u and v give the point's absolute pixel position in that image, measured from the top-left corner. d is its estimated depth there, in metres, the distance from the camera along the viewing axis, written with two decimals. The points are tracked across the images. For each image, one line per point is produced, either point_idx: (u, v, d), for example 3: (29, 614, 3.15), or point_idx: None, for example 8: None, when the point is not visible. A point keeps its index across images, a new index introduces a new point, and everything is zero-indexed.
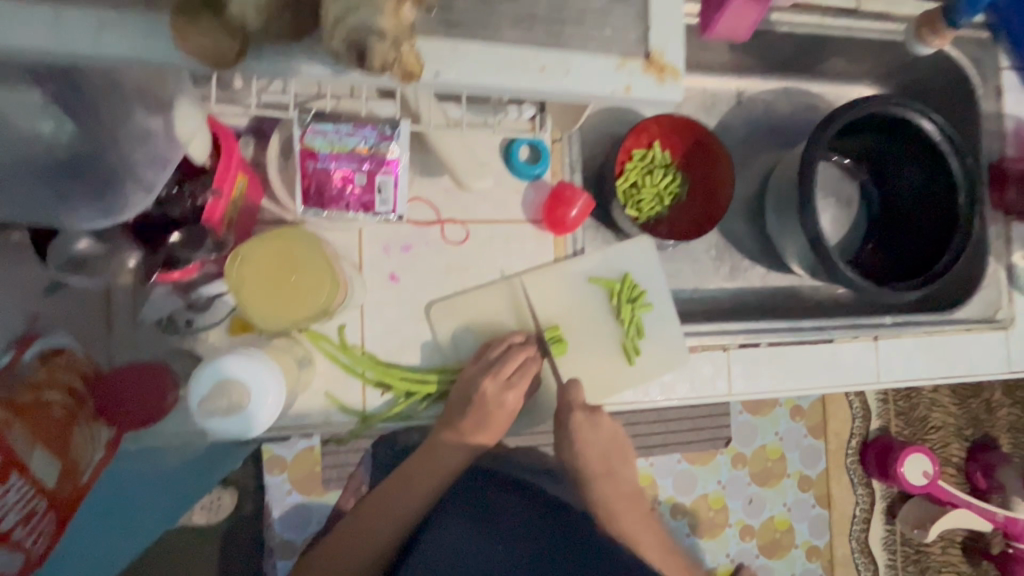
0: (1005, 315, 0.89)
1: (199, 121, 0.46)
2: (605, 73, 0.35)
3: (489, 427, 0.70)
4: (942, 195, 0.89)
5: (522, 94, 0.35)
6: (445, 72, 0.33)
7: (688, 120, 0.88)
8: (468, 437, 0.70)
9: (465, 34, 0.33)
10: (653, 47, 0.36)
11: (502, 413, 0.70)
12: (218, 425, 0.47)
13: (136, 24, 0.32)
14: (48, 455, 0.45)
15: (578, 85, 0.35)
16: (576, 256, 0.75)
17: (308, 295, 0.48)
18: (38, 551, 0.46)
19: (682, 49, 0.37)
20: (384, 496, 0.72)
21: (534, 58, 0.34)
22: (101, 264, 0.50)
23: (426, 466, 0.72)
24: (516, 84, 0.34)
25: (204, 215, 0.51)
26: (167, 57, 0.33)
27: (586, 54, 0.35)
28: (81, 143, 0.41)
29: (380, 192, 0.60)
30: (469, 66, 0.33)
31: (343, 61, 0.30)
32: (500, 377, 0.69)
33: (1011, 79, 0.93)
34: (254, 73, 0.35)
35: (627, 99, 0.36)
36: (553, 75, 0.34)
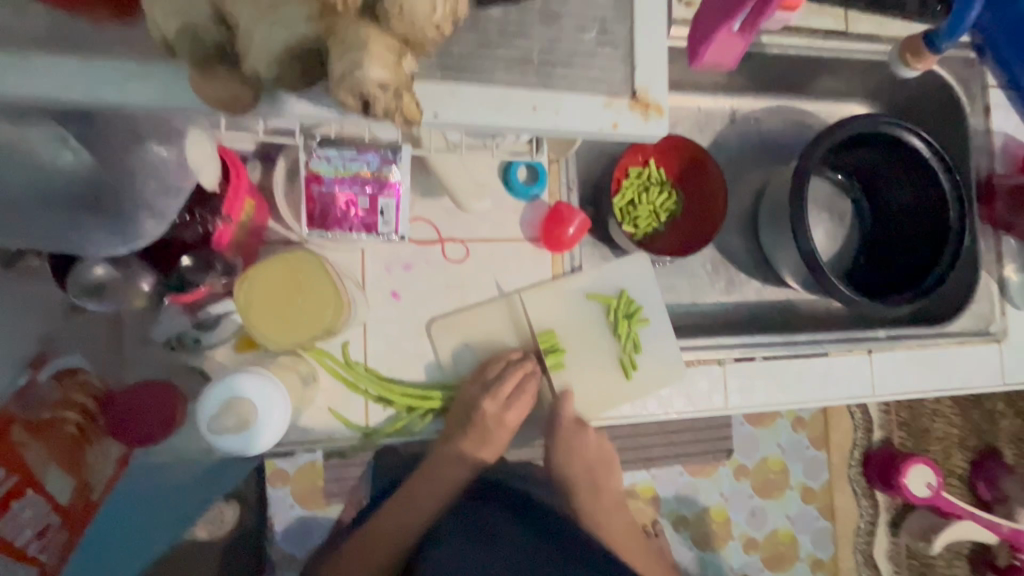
0: (998, 328, 0.91)
1: (208, 151, 0.49)
2: (595, 110, 0.37)
3: (489, 444, 0.73)
4: (933, 211, 0.90)
5: (515, 132, 0.37)
6: (445, 112, 0.35)
7: (681, 140, 0.91)
8: (470, 453, 0.73)
9: (461, 77, 0.35)
10: (638, 86, 0.38)
11: (502, 430, 0.74)
12: (228, 443, 0.49)
13: (152, 72, 0.34)
14: (61, 472, 0.48)
15: (569, 122, 0.37)
16: (574, 273, 0.77)
17: (314, 316, 0.50)
18: (52, 563, 0.48)
19: (666, 87, 0.39)
20: (389, 511, 0.74)
21: (527, 99, 0.36)
22: (116, 289, 0.50)
23: (430, 480, 0.74)
24: (510, 122, 0.36)
25: (216, 239, 0.54)
26: (180, 101, 0.35)
27: (576, 93, 0.37)
28: (98, 174, 0.43)
29: (382, 215, 0.63)
30: (469, 105, 0.35)
31: (349, 110, 0.30)
32: (499, 398, 0.71)
33: (999, 97, 0.95)
34: (263, 114, 0.37)
35: (615, 135, 0.38)
36: (544, 114, 0.36)
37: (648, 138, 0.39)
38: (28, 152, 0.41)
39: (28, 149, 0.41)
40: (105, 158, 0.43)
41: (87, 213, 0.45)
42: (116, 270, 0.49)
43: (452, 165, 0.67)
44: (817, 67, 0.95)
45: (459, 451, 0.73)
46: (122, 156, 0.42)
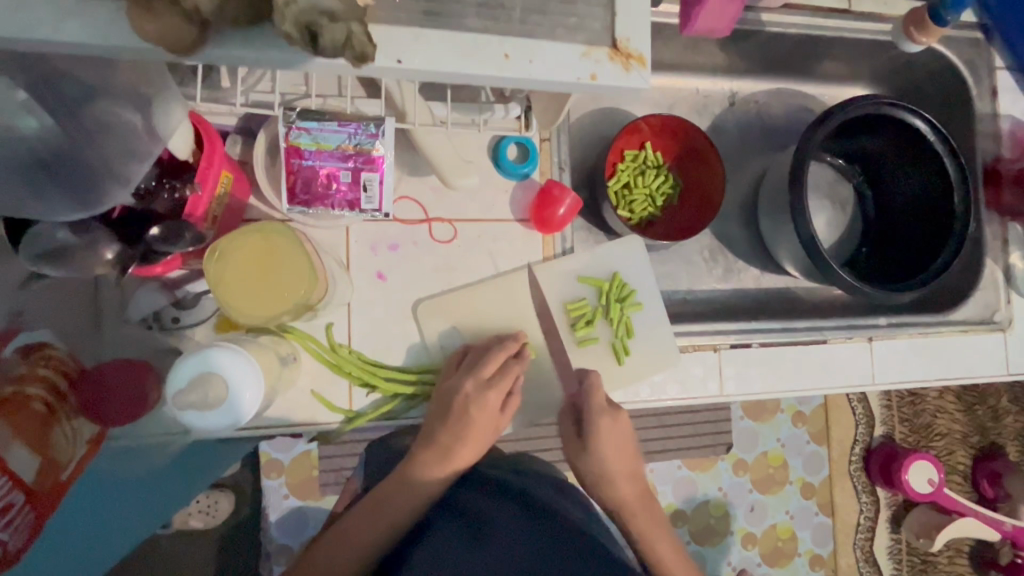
0: (1002, 317, 0.88)
1: (183, 117, 0.48)
2: (573, 60, 0.36)
3: (470, 432, 0.67)
4: (937, 196, 0.88)
5: (490, 82, 0.36)
6: (410, 58, 0.34)
7: (679, 119, 0.87)
8: (449, 454, 0.67)
9: (432, 21, 0.34)
10: (619, 36, 0.37)
11: (484, 418, 0.67)
12: (195, 419, 0.47)
13: (98, 12, 0.33)
14: (26, 450, 0.46)
15: (543, 70, 0.35)
16: (565, 255, 0.75)
17: (287, 289, 0.48)
18: (15, 547, 0.46)
19: (649, 37, 0.38)
20: (356, 522, 0.67)
21: (498, 45, 0.35)
22: (76, 256, 0.47)
23: (401, 488, 0.67)
24: (483, 70, 0.35)
25: (187, 210, 0.51)
26: (126, 42, 0.33)
27: (553, 42, 0.36)
28: (65, 140, 0.41)
29: (366, 190, 0.61)
30: (436, 51, 0.34)
31: (297, 43, 0.31)
32: (482, 379, 0.66)
33: (1007, 79, 0.92)
34: (220, 61, 0.35)
35: (594, 87, 0.37)
36: (516, 61, 0.35)
37: (631, 91, 0.38)
38: None
39: None
40: (72, 123, 0.41)
41: (51, 183, 0.42)
42: (74, 234, 0.46)
43: (437, 140, 0.66)
44: (818, 47, 0.92)
45: (437, 451, 0.67)
46: (90, 119, 0.42)
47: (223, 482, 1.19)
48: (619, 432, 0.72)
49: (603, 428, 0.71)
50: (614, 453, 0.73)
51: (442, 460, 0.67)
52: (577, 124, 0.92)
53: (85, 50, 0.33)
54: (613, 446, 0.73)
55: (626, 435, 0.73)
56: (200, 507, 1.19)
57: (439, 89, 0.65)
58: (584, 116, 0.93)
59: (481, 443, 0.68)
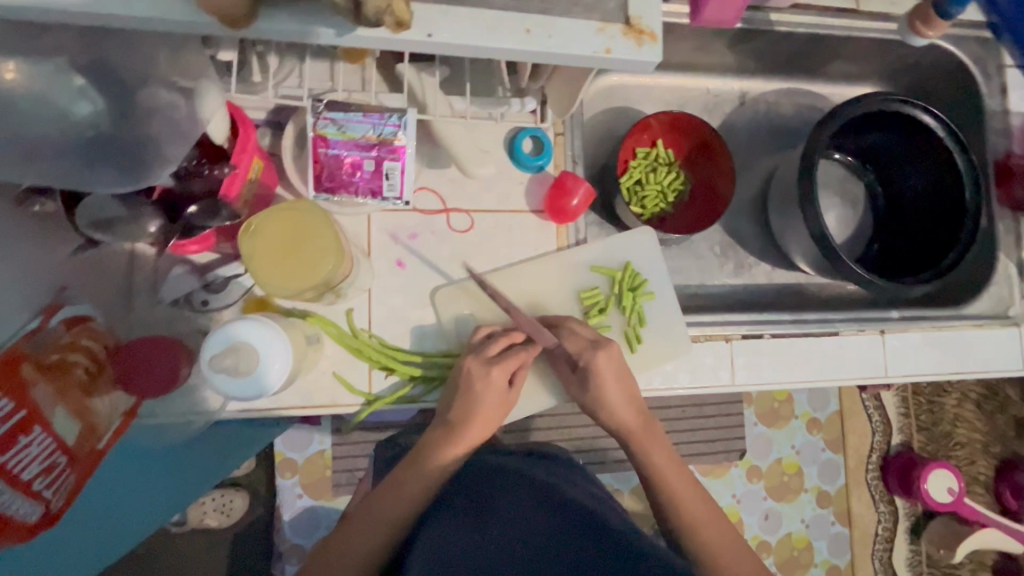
0: (1017, 312, 0.88)
1: (219, 103, 0.50)
2: (588, 35, 0.40)
3: (477, 410, 0.67)
4: (950, 192, 0.88)
5: (515, 55, 0.40)
6: (439, 32, 0.38)
7: (689, 117, 0.90)
8: (457, 434, 0.67)
9: (459, 0, 0.39)
10: (631, 13, 0.41)
11: (489, 398, 0.67)
12: (223, 382, 0.50)
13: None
14: (67, 414, 0.49)
15: (560, 45, 0.39)
16: (579, 245, 0.77)
17: (312, 263, 0.50)
18: (57, 506, 0.49)
19: (658, 14, 0.41)
20: (370, 508, 0.69)
21: (521, 23, 0.39)
22: (122, 227, 0.52)
23: (412, 472, 0.68)
24: (507, 44, 0.39)
25: (223, 191, 0.54)
26: (190, 17, 0.38)
27: (570, 19, 0.40)
28: (115, 121, 0.45)
29: (388, 179, 0.63)
30: (463, 26, 0.38)
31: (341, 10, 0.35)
32: (486, 357, 0.67)
33: (1016, 77, 0.92)
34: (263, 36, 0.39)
35: (608, 60, 0.41)
36: (536, 36, 0.39)
37: (643, 65, 0.42)
38: (41, 97, 0.42)
39: (44, 96, 0.42)
40: (119, 102, 0.45)
41: (100, 158, 0.46)
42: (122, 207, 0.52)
43: (456, 132, 0.69)
44: (827, 47, 0.94)
45: (449, 433, 0.68)
46: (133, 99, 0.45)
47: (241, 480, 1.23)
48: (629, 410, 0.71)
49: (604, 403, 0.71)
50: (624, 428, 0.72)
51: (455, 443, 0.68)
52: (589, 122, 0.95)
53: (145, 20, 0.38)
54: (623, 421, 0.72)
55: (634, 411, 0.72)
56: (215, 506, 1.21)
57: (457, 83, 0.68)
58: (597, 115, 0.96)
59: (490, 423, 0.68)
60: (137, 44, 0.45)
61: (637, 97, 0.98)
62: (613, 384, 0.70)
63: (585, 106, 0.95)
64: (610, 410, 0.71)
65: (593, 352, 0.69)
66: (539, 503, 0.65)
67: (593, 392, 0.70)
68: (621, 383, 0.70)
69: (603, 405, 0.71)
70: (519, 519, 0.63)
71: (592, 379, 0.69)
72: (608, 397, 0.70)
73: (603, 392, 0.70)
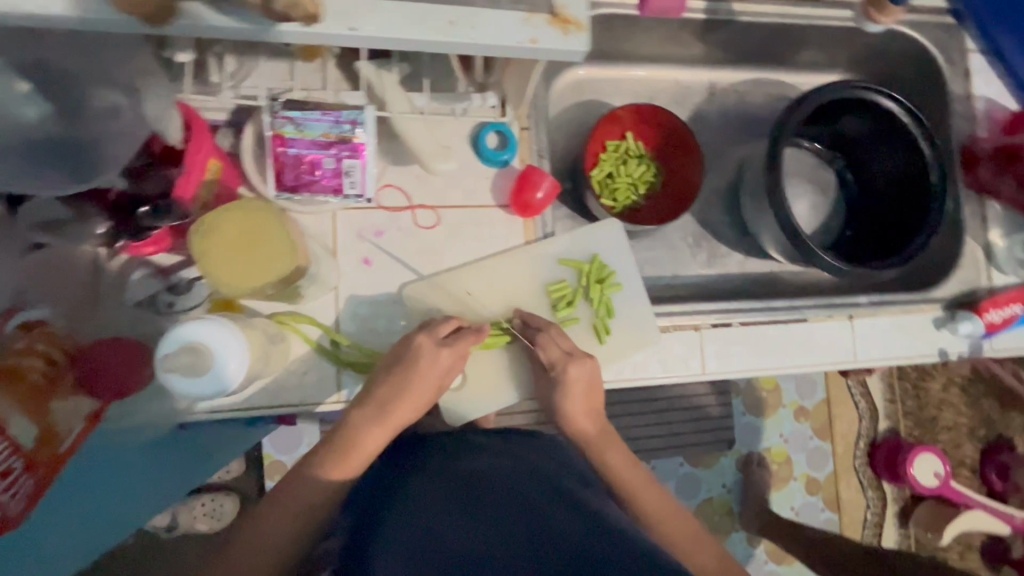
0: (985, 294, 0.89)
1: (170, 104, 0.52)
2: (515, 25, 0.43)
3: (412, 390, 0.66)
4: (914, 179, 0.89)
5: (437, 47, 0.42)
6: (362, 26, 0.40)
7: (657, 109, 0.90)
8: (389, 409, 0.65)
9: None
10: (557, 4, 0.44)
11: (428, 378, 0.66)
12: (177, 382, 0.51)
13: None
14: (24, 419, 0.49)
15: (485, 35, 0.42)
16: (547, 239, 0.77)
17: (268, 261, 0.51)
18: (15, 511, 0.49)
19: (582, 5, 0.45)
20: (299, 480, 0.65)
21: (445, 15, 0.42)
22: (71, 227, 0.54)
23: (374, 425, 0.65)
24: (430, 37, 0.42)
25: (178, 190, 0.55)
26: (107, 15, 0.37)
27: (495, 10, 0.43)
28: (63, 123, 0.47)
29: (348, 176, 0.64)
30: (387, 21, 0.41)
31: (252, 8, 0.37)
32: (436, 337, 0.67)
33: (980, 62, 0.93)
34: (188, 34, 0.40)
35: (535, 50, 0.43)
36: (459, 27, 0.42)
37: (570, 54, 0.45)
38: None
39: None
40: (67, 104, 0.47)
41: (45, 161, 0.47)
42: (69, 208, 0.54)
43: (417, 128, 0.69)
44: (792, 37, 0.95)
45: (382, 417, 0.65)
46: (79, 102, 0.47)
47: (230, 484, 1.24)
48: (587, 421, 0.73)
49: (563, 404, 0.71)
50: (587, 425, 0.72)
51: (385, 424, 0.65)
52: (558, 117, 0.95)
53: (68, 21, 0.38)
54: (579, 430, 0.73)
55: (589, 421, 0.73)
56: (205, 510, 1.21)
57: (417, 80, 0.68)
58: (567, 110, 0.96)
59: (420, 404, 0.67)
60: (90, 50, 0.46)
61: (607, 90, 0.98)
62: (579, 394, 0.71)
63: (554, 101, 0.96)
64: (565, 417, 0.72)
65: (566, 364, 0.70)
66: (534, 492, 0.62)
67: (557, 398, 0.71)
68: (584, 395, 0.71)
69: (561, 413, 0.72)
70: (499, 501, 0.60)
71: (560, 388, 0.70)
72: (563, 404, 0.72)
73: (567, 399, 0.71)
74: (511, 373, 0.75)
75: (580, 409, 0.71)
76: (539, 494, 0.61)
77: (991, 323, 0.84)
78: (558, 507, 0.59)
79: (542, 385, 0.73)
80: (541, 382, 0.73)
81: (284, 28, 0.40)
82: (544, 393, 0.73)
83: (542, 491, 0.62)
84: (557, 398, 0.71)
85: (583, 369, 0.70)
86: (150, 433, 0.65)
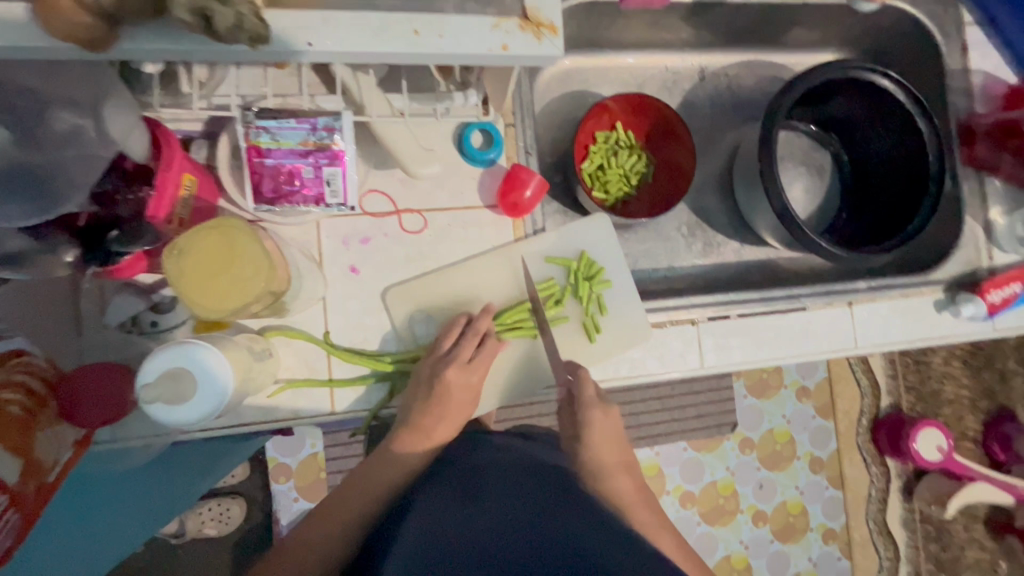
0: (987, 271, 0.87)
1: (133, 120, 0.50)
2: (485, 32, 0.41)
3: (451, 414, 0.69)
4: (911, 158, 0.87)
5: (404, 58, 0.41)
6: (319, 41, 0.39)
7: (647, 97, 0.87)
8: (426, 429, 0.68)
9: (335, 6, 0.39)
10: (529, 7, 0.42)
11: (462, 398, 0.69)
12: (159, 411, 0.50)
13: (16, 13, 0.35)
14: (6, 453, 0.48)
15: (452, 43, 0.40)
16: (536, 236, 0.76)
17: (244, 283, 0.49)
18: (4, 547, 0.47)
19: (558, 6, 0.42)
20: (334, 501, 0.69)
21: (409, 24, 0.40)
22: (37, 259, 0.52)
23: (410, 437, 0.68)
24: (395, 47, 0.40)
25: (150, 212, 0.54)
26: (45, 43, 0.36)
27: (461, 16, 0.41)
28: (17, 149, 0.44)
29: (329, 185, 0.61)
30: (344, 33, 0.39)
31: (195, 29, 0.35)
32: (462, 363, 0.68)
33: (977, 34, 0.90)
34: (134, 56, 0.39)
35: (508, 56, 0.42)
36: (426, 37, 0.40)
37: (545, 59, 0.43)
38: None
39: None
40: (20, 128, 0.44)
41: (10, 192, 0.45)
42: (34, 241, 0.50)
43: (397, 131, 0.67)
44: (781, 16, 0.92)
45: (413, 429, 0.68)
46: (37, 124, 0.45)
47: (236, 489, 1.24)
48: (622, 478, 0.75)
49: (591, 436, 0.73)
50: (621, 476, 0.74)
51: (416, 443, 0.68)
52: (544, 110, 0.93)
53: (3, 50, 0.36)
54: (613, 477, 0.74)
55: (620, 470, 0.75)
56: (212, 515, 1.22)
57: (396, 81, 0.66)
58: (555, 101, 0.94)
59: (459, 420, 0.70)
60: (55, 71, 0.45)
61: (594, 79, 0.95)
62: (603, 438, 0.74)
63: (540, 93, 0.93)
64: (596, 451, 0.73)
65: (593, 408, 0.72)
66: (535, 489, 0.60)
67: (583, 439, 0.74)
68: (610, 445, 0.75)
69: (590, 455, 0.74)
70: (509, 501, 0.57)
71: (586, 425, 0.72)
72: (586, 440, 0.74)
73: (594, 450, 0.74)
74: (499, 376, 0.74)
75: (610, 450, 0.75)
76: (544, 490, 0.59)
77: (991, 303, 0.83)
78: (559, 501, 0.57)
79: (568, 425, 0.75)
80: (581, 405, 0.72)
81: (235, 49, 0.38)
82: (569, 446, 0.75)
83: (545, 486, 0.60)
84: (586, 441, 0.74)
85: (610, 418, 0.74)
86: (144, 453, 0.65)
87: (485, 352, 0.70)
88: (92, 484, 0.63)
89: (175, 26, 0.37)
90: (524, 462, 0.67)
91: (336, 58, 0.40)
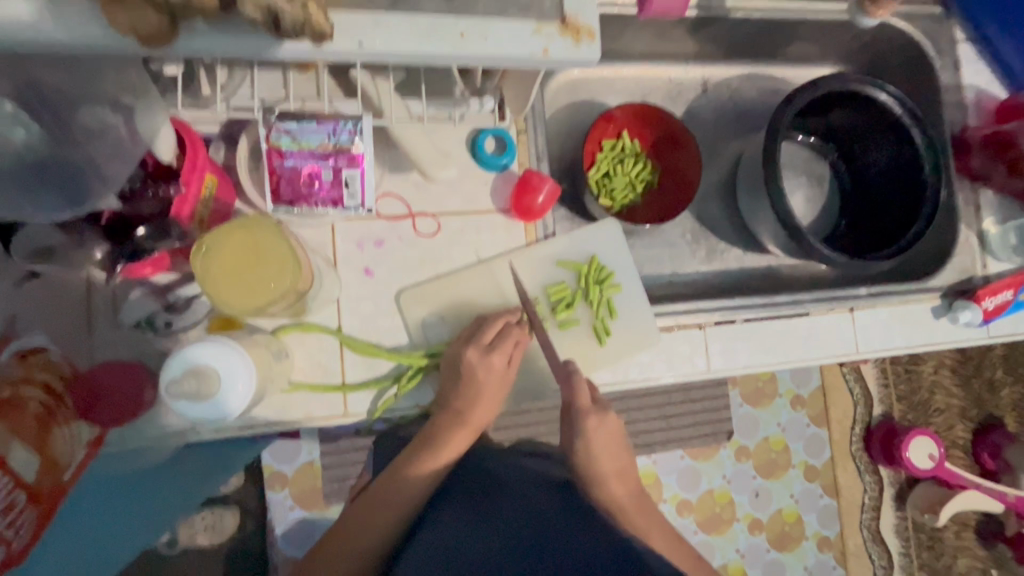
0: (980, 280, 0.89)
1: (163, 122, 0.52)
2: (526, 36, 0.43)
3: (481, 399, 0.68)
4: (909, 167, 0.90)
5: (446, 58, 0.42)
6: (370, 42, 0.40)
7: (653, 108, 0.90)
8: (465, 416, 0.68)
9: (385, 8, 0.41)
10: (568, 13, 0.43)
11: (492, 380, 0.68)
12: (183, 406, 0.51)
13: (76, 13, 0.37)
14: (27, 450, 0.47)
15: (495, 46, 0.42)
16: (547, 239, 0.77)
17: (273, 282, 0.50)
18: (20, 545, 0.47)
19: (594, 13, 0.44)
20: (373, 492, 0.67)
21: (455, 27, 0.41)
22: (67, 253, 0.55)
23: (454, 428, 0.68)
24: (439, 49, 0.41)
25: (174, 211, 0.55)
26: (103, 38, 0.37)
27: (502, 21, 0.42)
28: (49, 147, 0.45)
29: (348, 187, 0.62)
30: (392, 34, 0.40)
31: (259, 27, 0.36)
32: (483, 346, 0.68)
33: (969, 51, 0.94)
34: (186, 53, 0.40)
35: (547, 60, 0.43)
36: (471, 40, 0.41)
37: (582, 63, 0.44)
38: None
39: None
40: (54, 125, 0.45)
41: (39, 185, 0.46)
42: (65, 234, 0.53)
43: (415, 135, 0.68)
44: (783, 31, 0.95)
45: (445, 416, 0.68)
46: (68, 121, 0.45)
47: (230, 498, 1.22)
48: (623, 475, 0.74)
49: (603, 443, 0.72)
50: (621, 482, 0.74)
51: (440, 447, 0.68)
52: (552, 119, 0.95)
53: (62, 43, 0.37)
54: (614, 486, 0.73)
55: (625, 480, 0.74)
56: (205, 524, 1.19)
57: (413, 86, 0.67)
58: (561, 110, 0.96)
59: (495, 405, 0.70)
60: (77, 67, 0.45)
61: (600, 89, 0.97)
62: (606, 451, 0.73)
63: (547, 101, 0.95)
64: (612, 454, 0.73)
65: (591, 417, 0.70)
66: (543, 501, 0.62)
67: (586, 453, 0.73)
68: (617, 453, 0.74)
69: (591, 471, 0.73)
70: (530, 516, 0.59)
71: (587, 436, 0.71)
72: (593, 450, 0.72)
73: (605, 456, 0.73)
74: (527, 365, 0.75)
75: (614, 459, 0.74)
76: (558, 506, 0.61)
77: (986, 310, 0.85)
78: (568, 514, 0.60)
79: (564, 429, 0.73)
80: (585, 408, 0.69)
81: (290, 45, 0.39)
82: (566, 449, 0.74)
83: (558, 500, 0.62)
84: (608, 443, 0.73)
85: (607, 427, 0.72)
86: (150, 456, 0.64)
87: (512, 340, 0.69)
88: (102, 485, 0.63)
89: (228, 24, 0.38)
90: (531, 472, 0.68)
91: (382, 58, 0.41)
